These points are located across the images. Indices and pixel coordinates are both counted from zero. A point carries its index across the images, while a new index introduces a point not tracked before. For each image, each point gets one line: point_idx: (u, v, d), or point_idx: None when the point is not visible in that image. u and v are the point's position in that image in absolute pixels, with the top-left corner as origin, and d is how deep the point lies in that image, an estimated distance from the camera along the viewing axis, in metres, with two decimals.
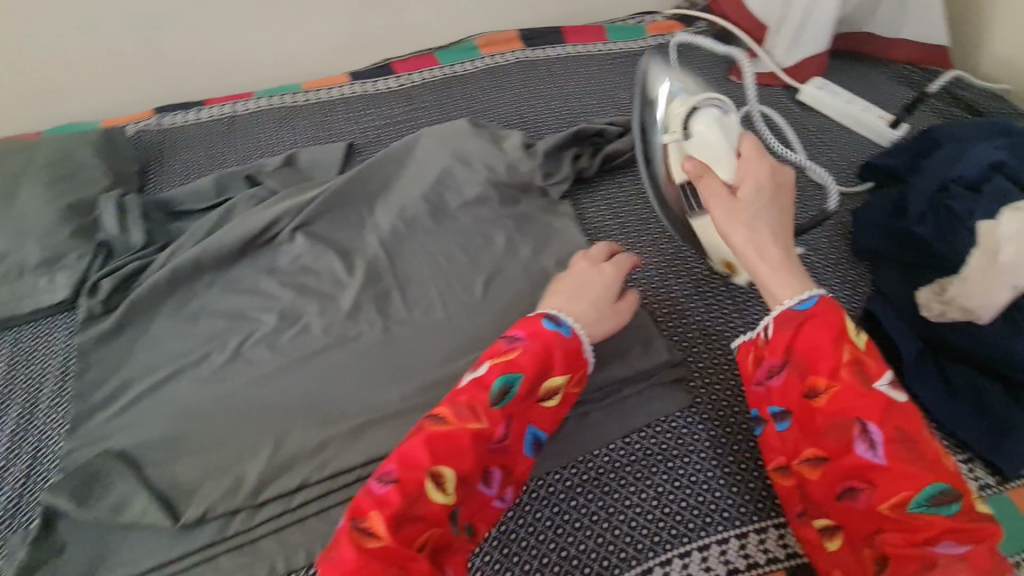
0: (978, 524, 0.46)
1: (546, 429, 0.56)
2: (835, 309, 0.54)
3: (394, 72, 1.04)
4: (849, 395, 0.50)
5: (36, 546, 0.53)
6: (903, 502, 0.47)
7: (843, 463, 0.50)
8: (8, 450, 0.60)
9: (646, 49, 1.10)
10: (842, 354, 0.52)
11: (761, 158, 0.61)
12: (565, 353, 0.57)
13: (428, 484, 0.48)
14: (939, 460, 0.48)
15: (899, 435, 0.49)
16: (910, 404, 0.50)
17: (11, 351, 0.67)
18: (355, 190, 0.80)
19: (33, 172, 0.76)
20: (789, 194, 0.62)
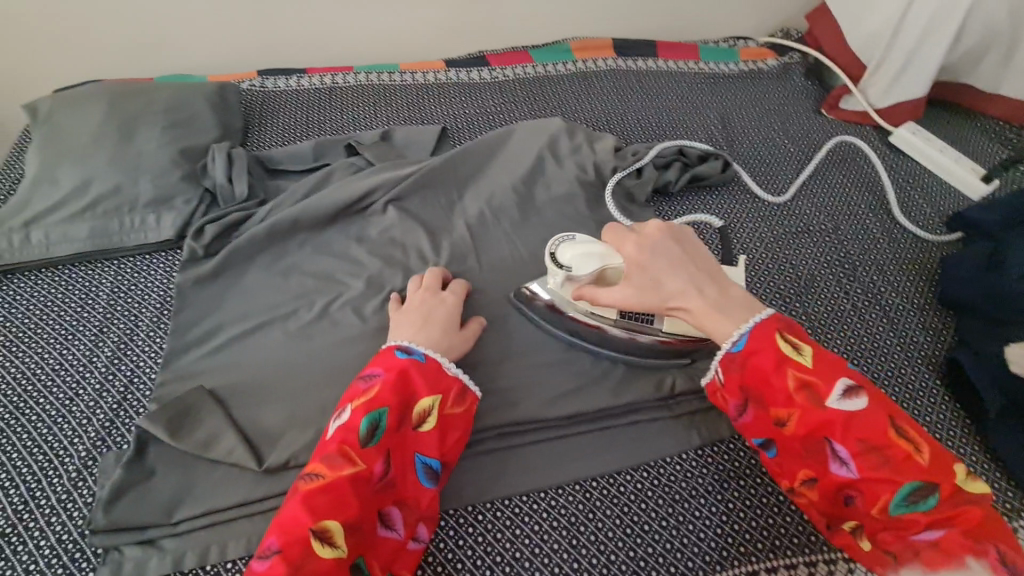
0: (965, 515, 0.44)
1: (434, 456, 0.54)
2: (766, 336, 0.52)
3: (488, 64, 1.06)
4: (809, 419, 0.49)
5: (128, 467, 0.55)
6: (888, 506, 0.46)
7: (826, 483, 0.49)
8: (105, 372, 0.63)
9: (737, 73, 1.11)
10: (785, 377, 0.50)
11: (618, 235, 0.59)
12: (422, 376, 0.57)
13: (315, 541, 0.46)
14: (907, 455, 0.46)
15: (864, 445, 0.47)
16: (870, 408, 0.48)
17: (114, 281, 0.70)
18: (448, 171, 0.82)
19: (151, 116, 0.80)
20: (667, 238, 0.58)
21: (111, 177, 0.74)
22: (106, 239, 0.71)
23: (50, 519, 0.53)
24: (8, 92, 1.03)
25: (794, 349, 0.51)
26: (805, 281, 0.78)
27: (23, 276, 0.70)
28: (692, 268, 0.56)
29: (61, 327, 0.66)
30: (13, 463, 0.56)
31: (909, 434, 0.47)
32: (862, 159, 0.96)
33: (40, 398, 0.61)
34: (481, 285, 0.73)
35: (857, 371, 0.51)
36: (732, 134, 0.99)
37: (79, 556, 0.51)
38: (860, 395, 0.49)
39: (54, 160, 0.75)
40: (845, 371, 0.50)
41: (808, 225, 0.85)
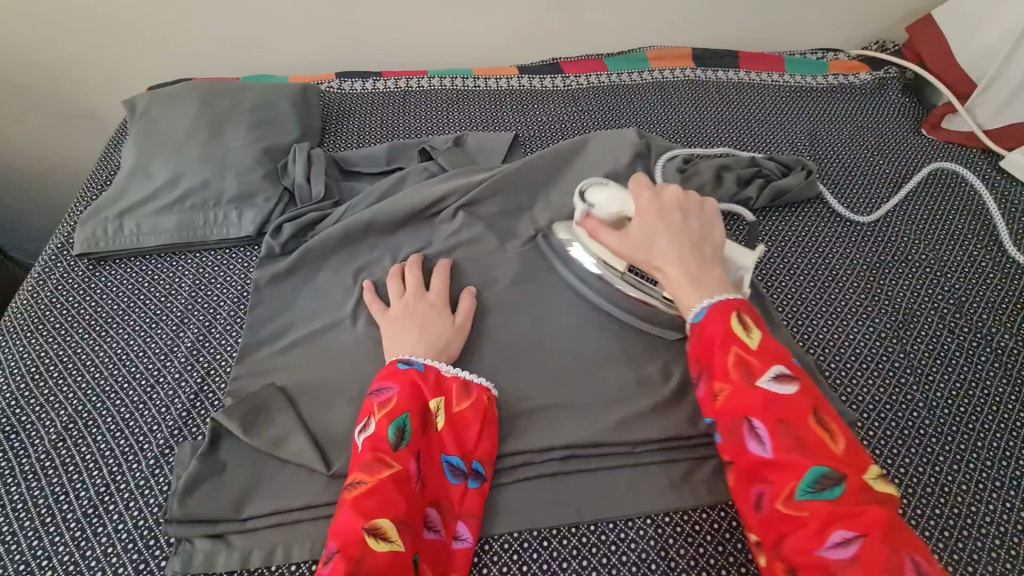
0: (867, 512, 0.43)
1: (457, 452, 0.54)
2: (724, 310, 0.52)
3: (562, 72, 1.04)
4: (736, 396, 0.49)
5: (203, 458, 0.56)
6: (791, 494, 0.45)
7: (741, 464, 0.48)
8: (184, 362, 0.64)
9: (827, 86, 1.04)
10: (727, 353, 0.50)
11: (637, 188, 0.63)
12: (430, 380, 0.57)
13: (370, 538, 0.46)
14: (825, 443, 0.46)
15: (782, 426, 0.46)
16: (797, 395, 0.47)
17: (196, 273, 0.72)
18: (520, 178, 0.80)
19: (239, 115, 0.83)
20: (692, 201, 0.61)
21: (199, 172, 0.76)
22: (191, 232, 0.73)
23: (129, 504, 0.55)
24: (109, 89, 1.10)
25: (743, 330, 0.51)
26: (903, 314, 0.72)
27: (114, 263, 0.74)
28: (685, 236, 0.58)
29: (146, 315, 0.69)
30: (97, 444, 0.59)
31: (830, 427, 0.47)
32: (967, 186, 0.87)
33: (125, 383, 0.63)
34: (551, 297, 0.71)
35: (798, 364, 0.50)
36: (820, 151, 0.92)
37: (154, 544, 0.53)
38: (790, 381, 0.48)
39: (149, 154, 0.79)
40: (784, 360, 0.49)
41: (905, 254, 0.78)
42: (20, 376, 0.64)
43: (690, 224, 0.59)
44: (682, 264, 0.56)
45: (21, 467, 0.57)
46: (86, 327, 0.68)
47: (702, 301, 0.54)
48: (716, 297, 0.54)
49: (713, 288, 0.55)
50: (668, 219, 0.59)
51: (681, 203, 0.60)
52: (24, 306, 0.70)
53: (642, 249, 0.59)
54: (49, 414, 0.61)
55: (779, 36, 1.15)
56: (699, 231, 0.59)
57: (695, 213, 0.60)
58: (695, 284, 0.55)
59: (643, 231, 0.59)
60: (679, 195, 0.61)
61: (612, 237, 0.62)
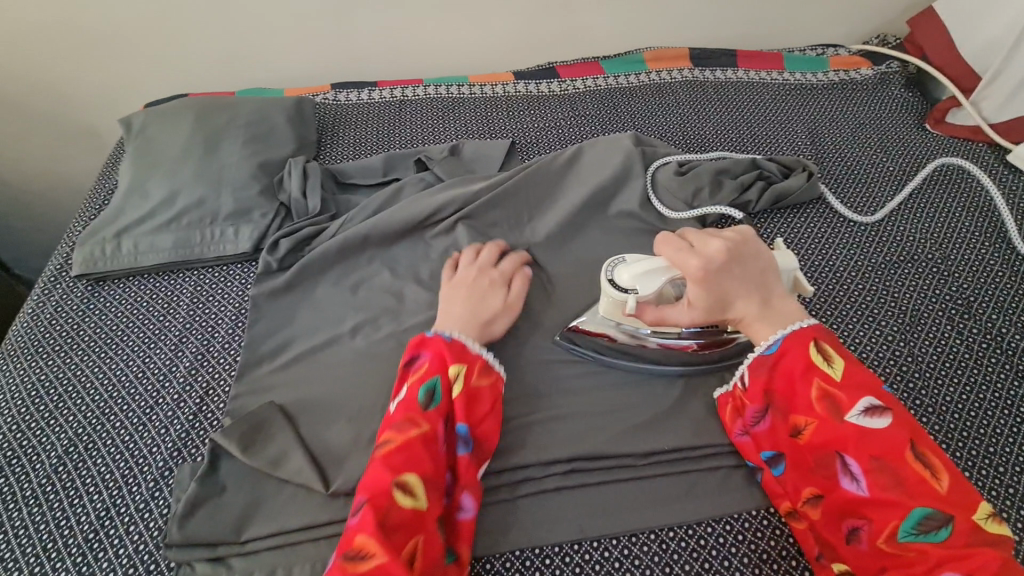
0: (976, 554, 0.43)
1: (476, 422, 0.54)
2: (802, 340, 0.53)
3: (558, 76, 1.03)
4: (825, 430, 0.50)
5: (202, 481, 0.55)
6: (893, 533, 0.46)
7: (834, 498, 0.49)
8: (184, 381, 0.64)
9: (827, 83, 1.03)
10: (810, 386, 0.51)
11: (681, 259, 0.57)
12: (460, 349, 0.58)
13: (395, 491, 0.47)
14: (924, 479, 0.46)
15: (877, 463, 0.47)
16: (892, 427, 0.48)
17: (194, 291, 0.72)
18: (517, 186, 0.79)
19: (233, 129, 0.83)
20: (737, 244, 0.57)
21: (195, 190, 0.76)
22: (188, 250, 0.73)
23: (130, 527, 0.54)
24: (108, 107, 1.10)
25: (826, 361, 0.52)
26: (911, 316, 0.71)
27: (113, 283, 0.74)
28: (745, 285, 0.56)
29: (145, 335, 0.68)
30: (98, 467, 0.58)
31: (931, 461, 0.47)
32: (973, 183, 0.85)
33: (125, 404, 0.63)
34: (550, 308, 0.70)
35: (889, 392, 0.50)
36: (822, 149, 0.91)
37: (154, 568, 0.52)
38: (883, 413, 0.49)
39: (145, 172, 0.79)
40: (875, 390, 0.50)
41: (912, 254, 0.77)
42: (22, 399, 0.64)
43: (749, 272, 0.56)
44: (755, 308, 0.56)
45: (22, 492, 0.57)
46: (86, 349, 0.68)
47: (778, 335, 0.55)
48: (790, 327, 0.55)
49: (786, 319, 0.56)
50: (729, 278, 0.56)
51: (733, 253, 0.56)
52: (25, 328, 0.70)
53: (717, 313, 0.57)
54: (51, 438, 0.61)
55: (778, 33, 1.14)
56: (758, 272, 0.57)
57: (748, 257, 0.57)
58: (773, 323, 0.56)
59: (715, 300, 0.56)
60: (726, 246, 0.56)
61: (681, 315, 0.59)
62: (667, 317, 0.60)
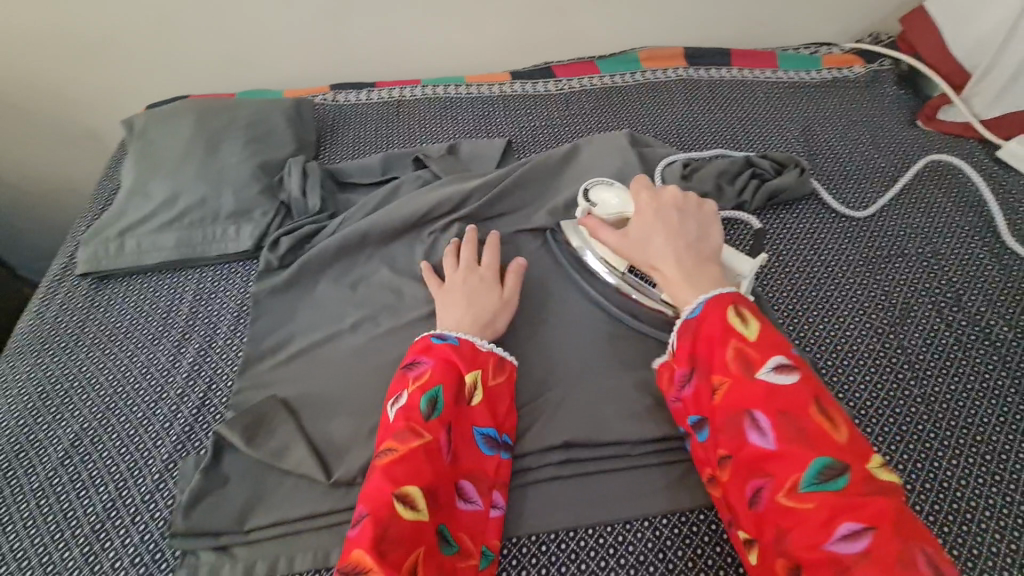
0: (872, 503, 0.42)
1: (490, 424, 0.56)
2: (721, 304, 0.53)
3: (554, 76, 1.05)
4: (737, 388, 0.49)
5: (205, 473, 0.57)
6: (794, 487, 0.44)
7: (741, 457, 0.48)
8: (187, 377, 0.66)
9: (820, 81, 1.04)
10: (726, 346, 0.51)
11: (639, 193, 0.65)
12: (462, 356, 0.58)
13: (399, 505, 0.48)
14: (826, 431, 0.46)
15: (784, 417, 0.46)
16: (799, 383, 0.48)
17: (196, 289, 0.74)
18: (513, 185, 0.81)
19: (234, 130, 0.84)
20: (693, 200, 0.63)
21: (197, 190, 0.77)
22: (190, 248, 0.75)
23: (136, 518, 0.56)
24: (110, 109, 1.12)
25: (742, 323, 0.52)
26: (901, 308, 0.72)
27: (116, 281, 0.75)
28: (679, 235, 0.60)
29: (148, 331, 0.70)
30: (104, 460, 0.60)
31: (832, 415, 0.46)
32: (963, 178, 0.86)
33: (129, 399, 0.64)
34: (546, 303, 0.72)
35: (798, 354, 0.50)
36: (815, 147, 0.92)
37: (159, 557, 0.54)
38: (792, 371, 0.48)
39: (147, 173, 0.80)
40: (785, 350, 0.50)
41: (902, 249, 0.78)
42: (28, 395, 0.65)
43: (688, 227, 0.61)
44: (677, 258, 0.59)
45: (30, 484, 0.59)
46: (91, 346, 0.69)
47: (699, 299, 0.55)
48: (711, 292, 0.55)
49: (707, 282, 0.57)
50: (664, 222, 0.61)
51: (681, 203, 0.63)
52: (31, 326, 0.72)
53: (638, 249, 0.62)
54: (57, 432, 0.62)
55: (772, 32, 1.15)
56: (696, 231, 0.61)
57: (693, 215, 0.62)
58: (688, 280, 0.57)
59: (642, 234, 0.62)
60: (678, 197, 0.63)
61: (609, 237, 0.64)
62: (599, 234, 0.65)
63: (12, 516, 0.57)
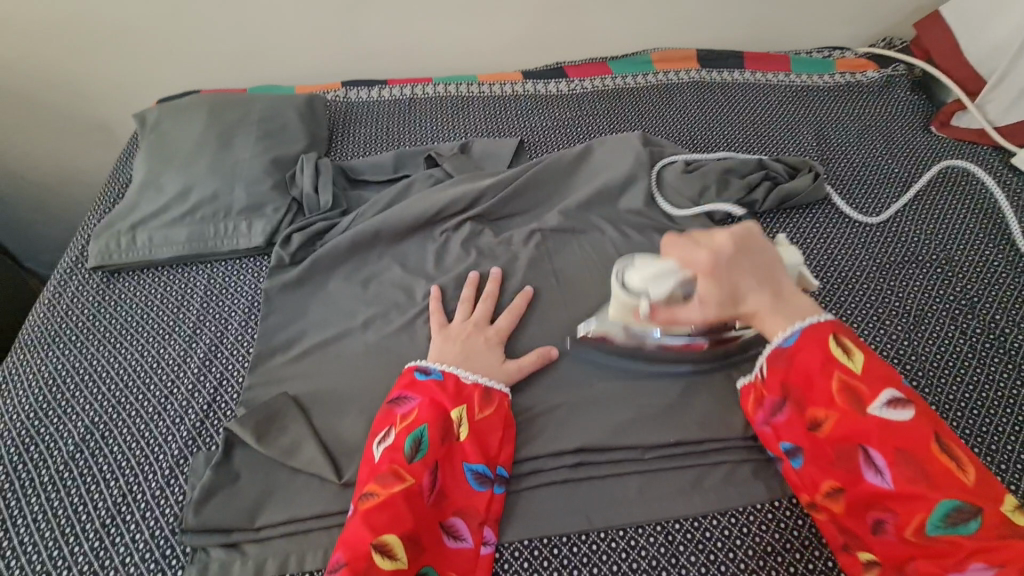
0: (1005, 543, 0.45)
1: (479, 460, 0.55)
2: (820, 337, 0.55)
3: (566, 76, 1.04)
4: (847, 424, 0.51)
5: (217, 469, 0.56)
6: (922, 526, 0.47)
7: (858, 491, 0.50)
8: (198, 372, 0.65)
9: (834, 85, 1.04)
10: (830, 379, 0.53)
11: (687, 246, 0.57)
12: (447, 391, 0.58)
13: (376, 554, 0.48)
14: (952, 472, 0.48)
15: (903, 455, 0.49)
16: (915, 421, 0.50)
17: (207, 284, 0.73)
18: (526, 185, 0.81)
19: (247, 126, 0.84)
20: (745, 236, 0.59)
21: (209, 184, 0.77)
22: (202, 243, 0.74)
23: (146, 514, 0.56)
24: (120, 103, 1.12)
25: (846, 355, 0.54)
26: (914, 315, 0.71)
27: (127, 275, 0.75)
28: (756, 277, 0.57)
29: (159, 325, 0.70)
30: (114, 455, 0.60)
31: (953, 453, 0.49)
32: (977, 184, 0.86)
33: (140, 394, 0.64)
34: (558, 304, 0.71)
35: (908, 387, 0.53)
36: (828, 151, 0.92)
37: (170, 553, 0.53)
38: (906, 406, 0.51)
39: (160, 167, 0.80)
40: (895, 384, 0.52)
41: (916, 254, 0.78)
42: (39, 388, 0.65)
43: (756, 262, 0.58)
44: (767, 300, 0.57)
45: (40, 478, 0.59)
46: (102, 339, 0.69)
47: (794, 329, 0.56)
48: (806, 320, 0.57)
49: (800, 312, 0.57)
50: (739, 269, 0.57)
51: (739, 244, 0.58)
52: (41, 319, 0.71)
53: (730, 308, 0.57)
54: (67, 426, 0.62)
55: (784, 35, 1.15)
56: (763, 265, 0.58)
57: (755, 248, 0.59)
58: (784, 315, 0.57)
59: (728, 294, 0.56)
60: (737, 238, 0.58)
61: (695, 310, 0.56)
62: (680, 317, 0.57)
63: (22, 510, 0.57)
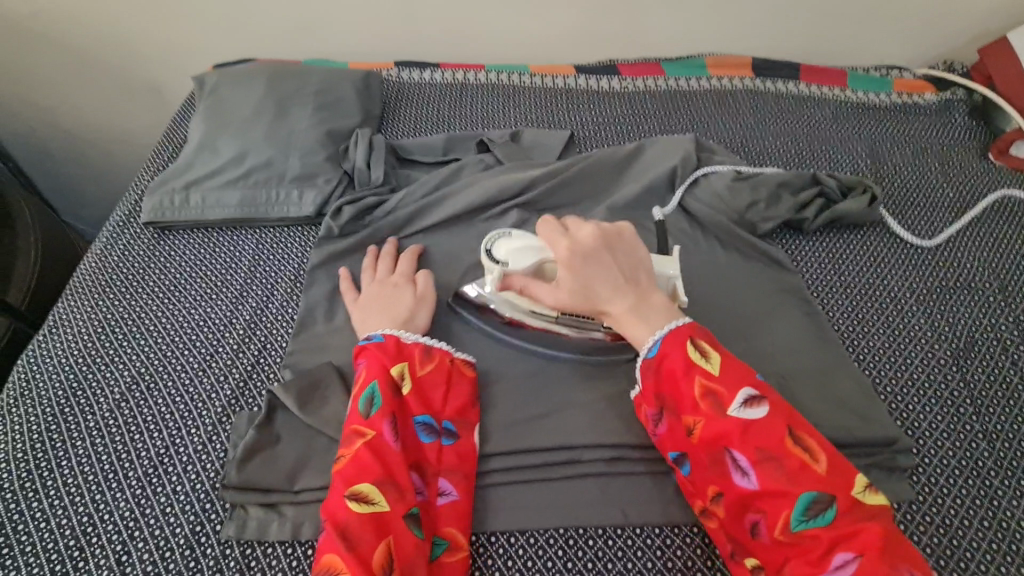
0: (864, 530, 0.45)
1: (423, 411, 0.55)
2: (678, 339, 0.54)
3: (619, 74, 1.04)
4: (712, 426, 0.50)
5: (259, 429, 0.57)
6: (787, 523, 0.46)
7: (732, 496, 0.49)
8: (243, 333, 0.66)
9: (889, 104, 1.02)
10: (693, 384, 0.52)
11: (559, 238, 0.59)
12: (390, 352, 0.58)
13: (352, 503, 0.48)
14: (807, 466, 0.48)
15: (764, 454, 0.48)
16: (769, 416, 0.50)
17: (256, 247, 0.74)
18: (574, 180, 0.81)
19: (305, 96, 0.84)
20: (614, 233, 0.60)
21: (264, 151, 0.78)
22: (253, 208, 0.75)
23: (187, 467, 0.56)
24: (174, 66, 1.13)
25: (704, 358, 0.53)
26: (963, 341, 0.70)
27: (178, 233, 0.76)
28: (621, 278, 0.58)
29: (207, 285, 0.70)
30: (159, 406, 0.60)
31: (810, 445, 0.49)
32: None
33: (187, 349, 0.65)
34: None
35: (764, 381, 0.53)
36: (881, 169, 0.91)
37: (210, 507, 0.54)
38: (761, 403, 0.50)
39: (217, 130, 0.81)
40: (751, 380, 0.52)
41: (969, 280, 0.76)
42: (89, 336, 0.66)
43: (619, 262, 0.59)
44: (625, 302, 0.57)
45: (88, 421, 0.60)
46: (152, 293, 0.70)
47: (657, 337, 0.55)
48: (668, 326, 0.56)
49: (663, 318, 0.57)
50: (597, 262, 0.58)
51: (603, 240, 0.59)
52: (93, 268, 0.73)
53: (585, 302, 0.58)
54: (114, 374, 0.63)
55: (841, 48, 1.13)
56: (630, 265, 0.59)
57: (621, 248, 0.60)
58: (645, 320, 0.57)
59: (582, 283, 0.57)
60: (602, 233, 0.60)
61: (546, 297, 0.58)
62: (532, 291, 0.59)
63: (67, 451, 0.58)
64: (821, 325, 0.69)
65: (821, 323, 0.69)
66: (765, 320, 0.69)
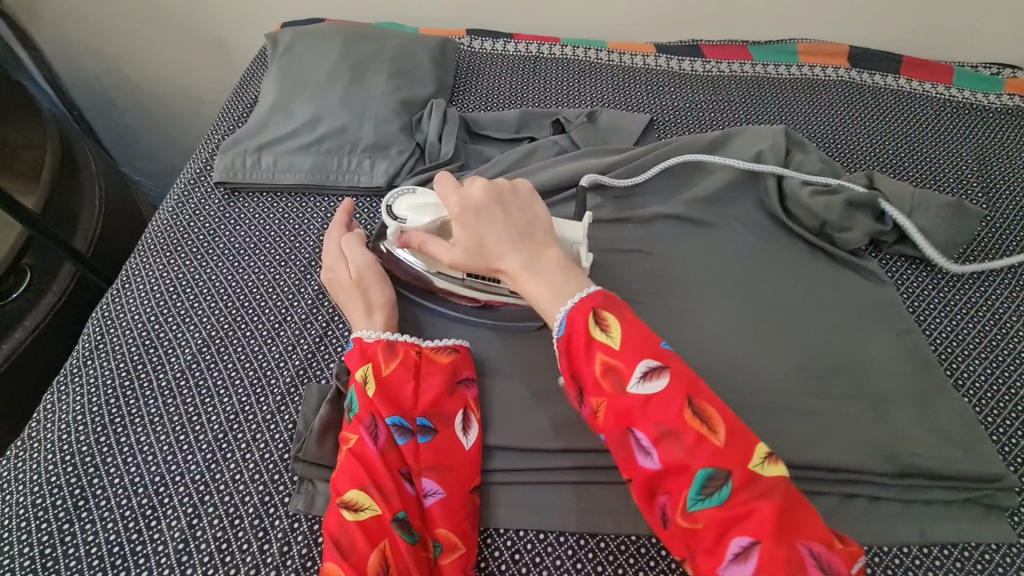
0: (757, 510, 0.40)
1: (393, 413, 0.52)
2: (582, 310, 0.47)
3: (702, 56, 0.98)
4: (614, 407, 0.44)
5: (331, 403, 0.56)
6: (686, 504, 0.42)
7: (636, 480, 0.44)
8: (310, 304, 0.65)
9: (998, 106, 0.93)
10: (591, 363, 0.46)
11: (446, 191, 0.55)
12: (355, 358, 0.55)
13: (342, 512, 0.47)
14: (706, 439, 0.42)
15: (664, 432, 0.43)
16: (668, 388, 0.43)
17: (325, 216, 0.72)
18: (653, 169, 0.76)
19: (379, 62, 0.82)
20: (508, 188, 0.54)
21: (338, 117, 0.76)
22: (324, 175, 0.73)
23: (256, 435, 0.56)
24: (240, 22, 1.11)
25: (603, 330, 0.46)
26: None
27: (248, 195, 0.75)
28: (513, 233, 0.52)
29: (276, 251, 0.69)
30: (228, 370, 0.60)
31: (709, 414, 0.43)
32: None
33: (255, 314, 0.64)
34: (679, 296, 0.67)
35: (668, 346, 0.46)
36: (987, 176, 0.83)
37: (278, 479, 0.54)
38: (661, 373, 0.44)
39: (291, 92, 0.79)
40: (653, 348, 0.45)
41: None
42: (159, 293, 0.66)
43: (512, 217, 0.53)
44: (518, 259, 0.51)
45: (160, 379, 0.60)
46: (221, 255, 0.69)
47: (563, 311, 0.48)
48: (573, 294, 0.49)
49: (563, 280, 0.50)
50: (487, 217, 0.52)
51: (494, 195, 0.53)
52: (164, 226, 0.72)
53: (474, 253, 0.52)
54: (185, 334, 0.63)
55: (945, 42, 1.04)
56: (523, 222, 0.53)
57: (514, 204, 0.53)
58: (537, 277, 0.50)
59: (471, 234, 0.52)
60: (491, 187, 0.54)
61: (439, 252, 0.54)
62: (428, 249, 0.56)
63: (140, 408, 0.58)
64: (917, 344, 0.64)
65: (917, 342, 0.65)
66: (855, 333, 0.65)
